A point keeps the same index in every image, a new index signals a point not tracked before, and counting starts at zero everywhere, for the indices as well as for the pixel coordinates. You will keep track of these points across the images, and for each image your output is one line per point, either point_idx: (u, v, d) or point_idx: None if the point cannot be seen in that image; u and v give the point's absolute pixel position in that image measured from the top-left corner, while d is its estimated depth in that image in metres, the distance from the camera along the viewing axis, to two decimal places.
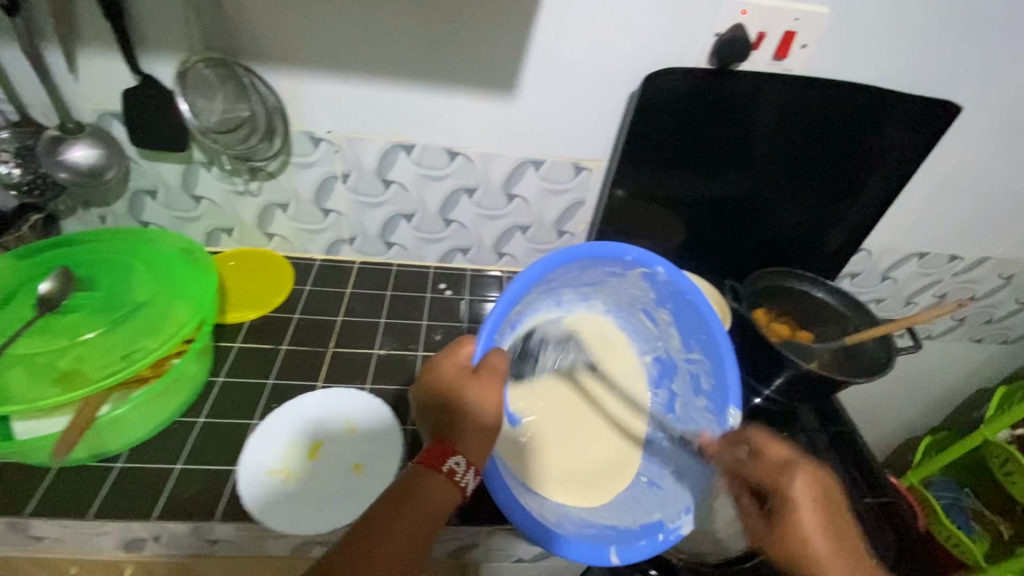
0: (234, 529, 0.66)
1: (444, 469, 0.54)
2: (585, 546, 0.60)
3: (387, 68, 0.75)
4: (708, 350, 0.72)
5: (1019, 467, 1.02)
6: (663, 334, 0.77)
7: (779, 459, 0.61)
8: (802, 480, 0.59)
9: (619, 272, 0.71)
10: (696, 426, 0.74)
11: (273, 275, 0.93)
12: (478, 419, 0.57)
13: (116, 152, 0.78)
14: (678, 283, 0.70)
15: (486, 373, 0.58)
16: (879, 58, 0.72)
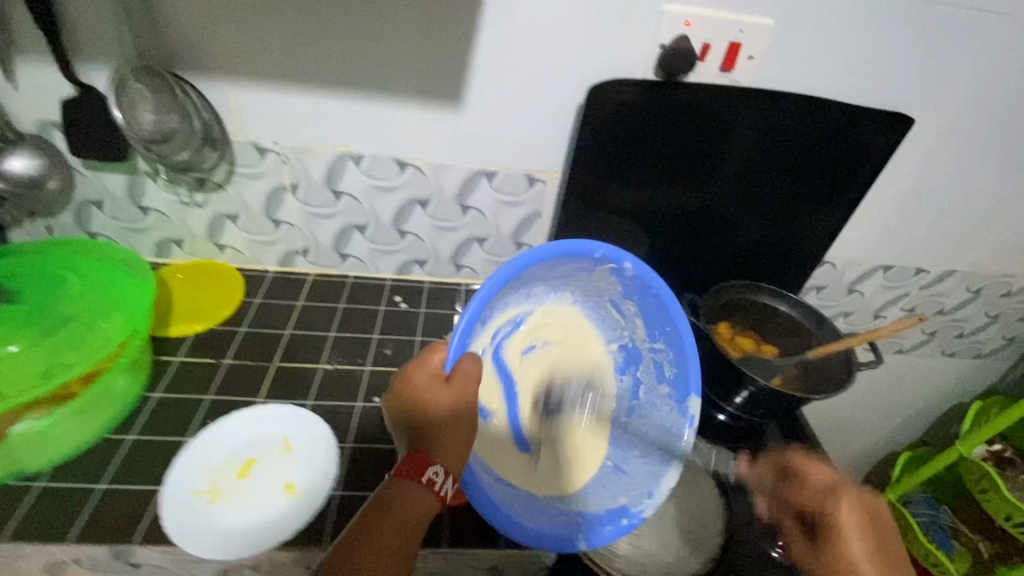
0: (158, 554, 0.60)
1: (421, 479, 0.53)
2: (553, 535, 0.60)
3: (328, 79, 0.71)
4: (671, 342, 0.71)
5: (993, 484, 1.12)
6: (629, 325, 0.73)
7: (822, 484, 0.64)
8: (845, 501, 0.61)
9: (588, 269, 0.67)
10: (668, 420, 0.72)
11: (221, 289, 0.88)
12: (450, 423, 0.54)
13: (57, 162, 0.76)
14: (646, 279, 0.67)
15: (459, 378, 0.54)
16: (819, 73, 0.73)
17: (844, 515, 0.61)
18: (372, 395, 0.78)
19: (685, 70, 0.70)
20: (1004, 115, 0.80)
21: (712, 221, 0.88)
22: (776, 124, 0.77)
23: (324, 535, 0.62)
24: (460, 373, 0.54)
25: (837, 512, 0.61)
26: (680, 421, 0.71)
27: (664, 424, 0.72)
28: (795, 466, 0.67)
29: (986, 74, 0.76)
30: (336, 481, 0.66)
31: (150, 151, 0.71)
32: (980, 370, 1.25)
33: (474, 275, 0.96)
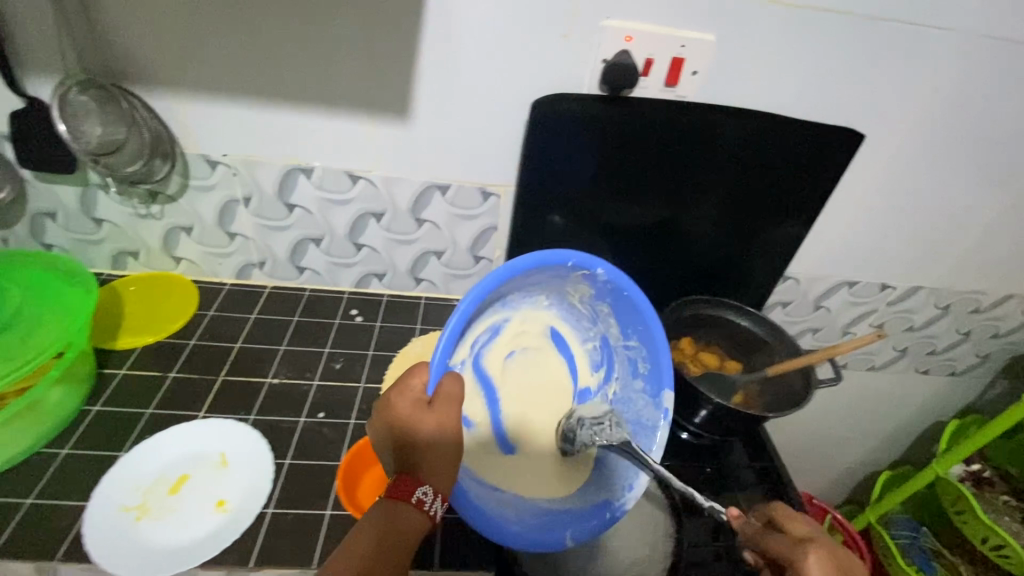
0: (80, 570, 0.59)
1: (411, 500, 0.52)
2: (541, 535, 0.59)
3: (273, 92, 0.72)
4: (644, 340, 0.68)
5: (968, 505, 1.07)
6: (603, 326, 0.70)
7: (799, 537, 0.56)
8: (815, 559, 0.53)
9: (559, 277, 0.65)
10: (647, 415, 0.68)
11: (174, 302, 0.88)
12: (435, 445, 0.53)
13: (7, 173, 0.76)
14: (620, 284, 0.64)
15: (443, 400, 0.53)
16: (767, 89, 0.74)
17: (811, 570, 0.52)
18: (316, 410, 0.77)
19: (629, 85, 0.70)
20: (960, 130, 0.79)
21: (669, 236, 0.88)
22: (727, 140, 0.77)
23: (250, 553, 0.61)
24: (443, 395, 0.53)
25: (806, 565, 0.53)
26: (655, 414, 0.67)
27: (641, 419, 0.68)
28: (777, 518, 0.60)
29: (937, 90, 0.75)
30: (268, 498, 0.66)
31: (98, 163, 0.71)
32: (957, 388, 1.23)
33: (433, 289, 0.96)
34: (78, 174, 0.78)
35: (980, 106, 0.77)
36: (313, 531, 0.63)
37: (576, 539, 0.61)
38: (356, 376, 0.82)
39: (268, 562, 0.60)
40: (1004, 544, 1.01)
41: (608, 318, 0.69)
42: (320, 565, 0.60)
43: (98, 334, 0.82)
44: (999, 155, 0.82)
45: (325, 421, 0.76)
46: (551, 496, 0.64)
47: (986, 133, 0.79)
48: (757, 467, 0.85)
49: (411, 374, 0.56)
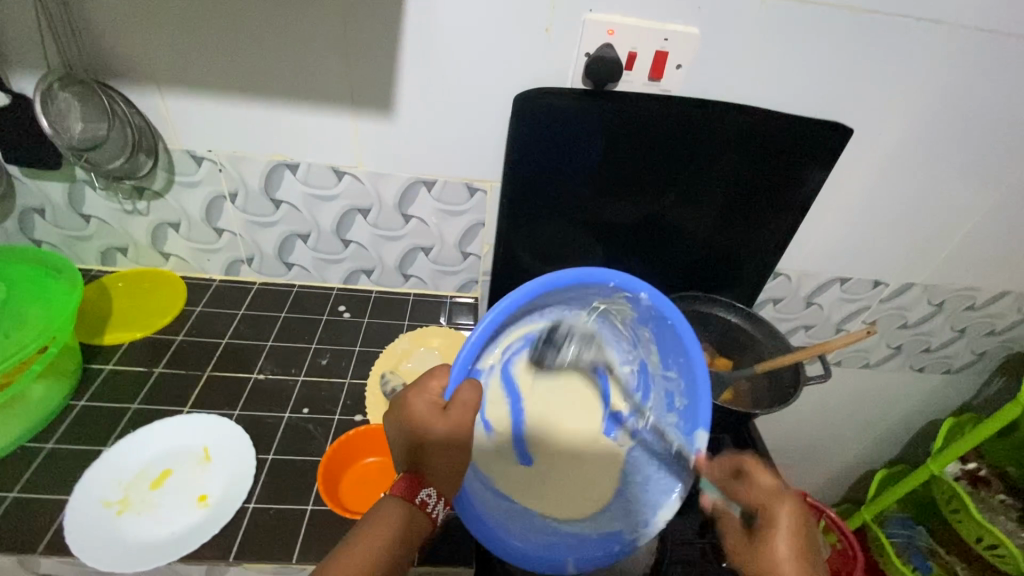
0: (61, 563, 0.59)
1: (415, 500, 0.53)
2: (541, 557, 0.57)
3: (256, 88, 0.72)
4: (686, 374, 0.62)
5: (963, 504, 1.06)
6: (645, 353, 0.66)
7: (768, 488, 0.59)
8: (790, 510, 0.57)
9: (602, 295, 0.62)
10: (674, 451, 0.62)
11: (162, 297, 0.88)
12: (444, 449, 0.52)
13: None
14: (668, 312, 0.60)
15: (457, 408, 0.52)
16: (752, 83, 0.73)
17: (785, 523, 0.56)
18: (301, 406, 0.77)
19: (613, 79, 0.70)
20: (952, 124, 0.78)
21: (657, 232, 0.87)
22: (714, 134, 0.76)
23: (230, 548, 0.61)
24: (457, 403, 0.52)
25: (779, 517, 0.57)
26: (683, 451, 0.62)
27: (668, 453, 0.63)
28: (748, 469, 0.62)
29: (927, 83, 0.74)
30: (250, 492, 0.66)
31: (81, 159, 0.72)
32: (953, 386, 1.22)
33: (422, 285, 0.95)
34: (64, 170, 0.78)
35: (971, 100, 0.76)
36: (294, 526, 0.63)
37: (578, 566, 0.58)
38: (342, 372, 0.83)
39: (248, 556, 0.60)
40: (998, 543, 1.00)
41: (651, 346, 0.65)
42: (300, 559, 0.61)
43: (86, 330, 0.83)
44: (991, 149, 0.81)
45: (309, 417, 0.76)
46: (560, 519, 0.60)
47: (978, 127, 0.78)
48: None
49: (432, 375, 0.55)
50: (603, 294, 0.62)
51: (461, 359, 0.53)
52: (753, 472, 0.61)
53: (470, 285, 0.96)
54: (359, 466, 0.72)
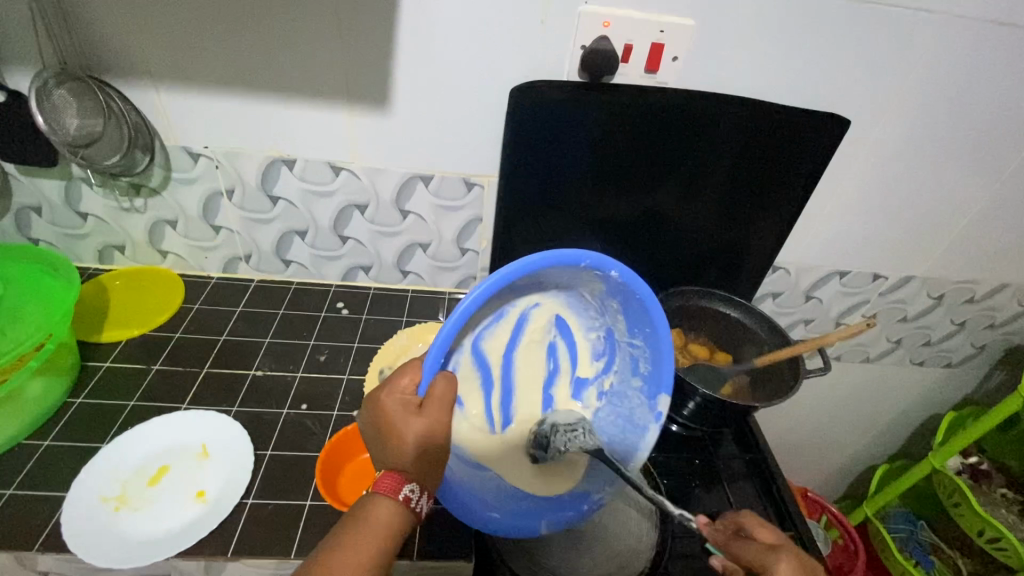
0: (58, 561, 0.59)
1: (397, 496, 0.51)
2: (519, 526, 0.59)
3: (252, 83, 0.72)
4: (652, 343, 0.60)
5: (964, 498, 1.05)
6: (610, 319, 0.62)
7: (767, 544, 0.55)
8: (788, 563, 0.52)
9: (569, 274, 0.56)
10: (640, 417, 0.64)
11: (161, 295, 0.88)
12: (422, 445, 0.51)
13: None
14: (637, 287, 0.56)
15: (433, 402, 0.51)
16: (749, 74, 0.73)
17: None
18: (299, 402, 0.77)
19: (609, 71, 0.70)
20: (950, 115, 0.78)
21: (656, 227, 0.87)
22: (711, 128, 0.76)
23: (229, 543, 0.61)
24: (432, 396, 0.51)
25: (779, 572, 0.51)
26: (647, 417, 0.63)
27: (632, 418, 0.64)
28: (747, 527, 0.59)
29: (924, 74, 0.74)
30: (248, 488, 0.66)
31: (78, 155, 0.71)
32: (954, 380, 1.21)
33: (421, 281, 0.95)
34: (60, 168, 0.78)
35: (969, 91, 0.75)
36: (292, 521, 0.63)
37: (551, 527, 0.61)
38: (341, 368, 0.82)
39: (246, 551, 0.60)
40: (999, 536, 1.00)
41: (617, 313, 0.61)
42: (298, 554, 0.60)
43: (83, 328, 0.82)
44: (990, 140, 0.81)
45: (308, 413, 0.75)
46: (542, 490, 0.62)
47: (976, 118, 0.78)
48: (746, 458, 0.83)
49: (402, 373, 0.54)
50: (568, 272, 0.56)
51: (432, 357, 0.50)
52: (750, 530, 0.59)
53: (468, 281, 0.95)
54: (358, 461, 0.72)
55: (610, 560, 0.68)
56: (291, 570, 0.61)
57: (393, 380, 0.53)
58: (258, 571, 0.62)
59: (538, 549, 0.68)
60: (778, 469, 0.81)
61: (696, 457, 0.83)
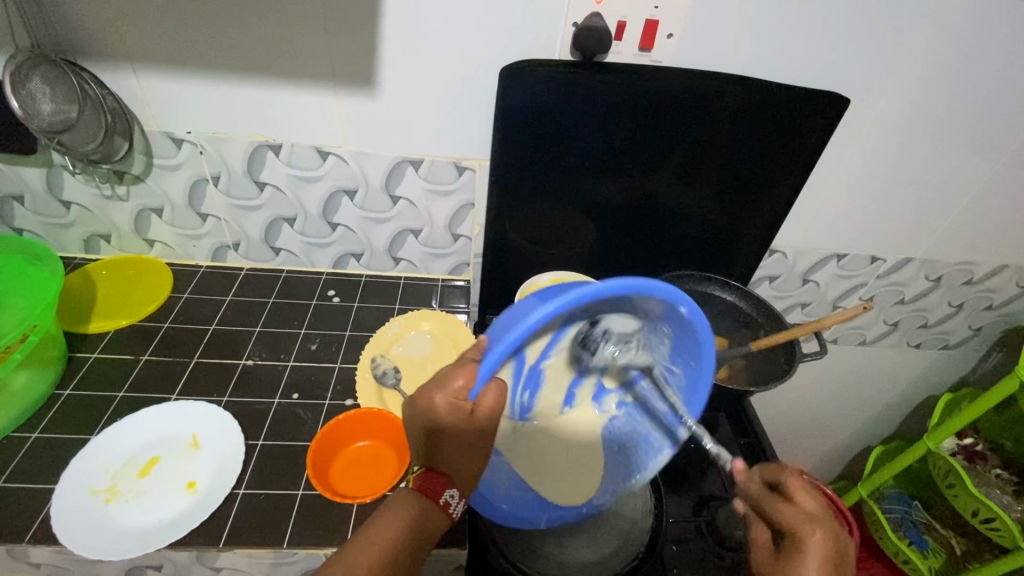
0: (49, 553, 0.59)
1: (438, 500, 0.56)
2: (520, 513, 0.62)
3: (234, 65, 0.70)
4: (693, 376, 0.58)
5: (959, 479, 1.05)
6: (655, 341, 0.59)
7: (809, 511, 0.52)
8: (822, 539, 0.49)
9: (635, 301, 0.51)
10: (658, 438, 0.63)
11: (149, 284, 0.87)
12: (465, 447, 0.52)
13: None
14: (701, 328, 0.53)
15: (482, 411, 0.49)
16: (746, 52, 0.71)
17: (815, 547, 0.49)
18: (291, 391, 0.76)
19: (602, 51, 0.67)
20: (951, 92, 0.76)
21: (651, 211, 0.85)
22: (707, 108, 0.74)
23: (221, 533, 0.60)
24: (485, 407, 0.48)
25: (813, 540, 0.49)
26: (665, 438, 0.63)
27: (648, 437, 0.64)
28: (788, 486, 0.55)
29: (926, 50, 0.71)
30: (239, 479, 0.65)
31: (55, 142, 0.70)
32: (951, 362, 1.21)
33: (413, 268, 0.94)
34: (40, 155, 0.76)
35: (971, 68, 0.73)
36: (285, 511, 0.63)
37: (551, 520, 0.64)
38: (333, 357, 0.82)
39: (238, 541, 0.60)
40: (993, 517, 1.00)
41: (665, 338, 0.58)
42: (291, 544, 0.60)
43: (70, 319, 0.81)
44: (991, 119, 0.79)
45: (299, 402, 0.75)
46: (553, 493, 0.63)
47: (977, 97, 0.76)
48: (741, 442, 0.83)
49: (458, 372, 0.50)
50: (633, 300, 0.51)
51: (488, 361, 0.47)
52: (791, 490, 0.54)
53: (462, 267, 0.94)
54: (349, 450, 0.71)
55: (609, 542, 0.68)
56: (285, 559, 0.61)
57: (447, 378, 0.49)
58: (251, 560, 0.61)
59: (533, 535, 0.67)
60: (772, 450, 0.80)
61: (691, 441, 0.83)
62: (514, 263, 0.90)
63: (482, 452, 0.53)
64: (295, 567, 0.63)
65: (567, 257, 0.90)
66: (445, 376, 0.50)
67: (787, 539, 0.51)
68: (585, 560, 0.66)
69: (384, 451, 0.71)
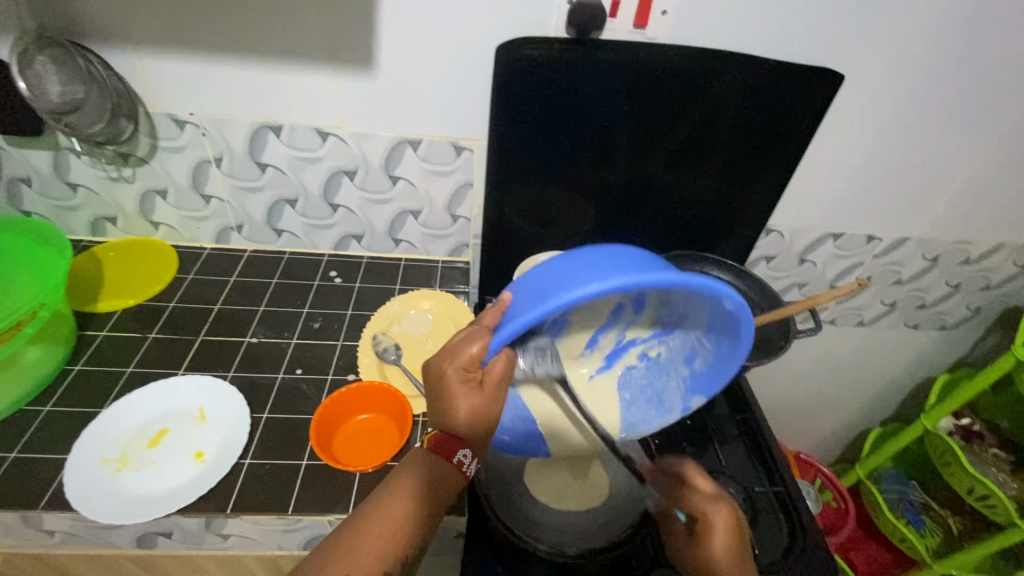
0: (63, 519, 0.61)
1: (451, 460, 0.57)
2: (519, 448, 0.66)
3: (236, 46, 0.71)
4: (722, 357, 0.57)
5: (955, 457, 1.06)
6: (691, 314, 0.56)
7: (707, 492, 0.59)
8: (725, 514, 0.57)
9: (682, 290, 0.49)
10: (670, 401, 0.64)
11: (155, 265, 0.89)
12: (475, 419, 0.52)
13: None
14: (744, 321, 0.50)
15: (490, 381, 0.50)
16: (739, 27, 0.71)
17: (720, 523, 0.56)
18: (294, 367, 0.78)
19: (598, 27, 0.69)
20: (948, 67, 0.76)
21: (648, 191, 0.86)
22: (702, 87, 0.75)
23: (228, 501, 0.63)
24: (493, 378, 0.50)
25: (716, 521, 0.56)
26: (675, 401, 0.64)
27: (661, 397, 0.65)
28: (686, 474, 0.61)
29: (919, 26, 0.72)
30: (245, 449, 0.67)
31: (62, 123, 0.70)
32: (949, 343, 1.21)
33: (413, 249, 0.96)
34: (47, 138, 0.77)
35: (965, 45, 0.74)
36: (289, 479, 0.65)
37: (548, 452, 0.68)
38: (335, 335, 0.83)
39: (245, 508, 0.62)
40: (989, 494, 1.00)
41: (702, 317, 0.55)
42: (296, 510, 0.62)
43: (79, 298, 0.83)
44: (987, 96, 0.79)
45: (302, 377, 0.77)
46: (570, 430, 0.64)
47: (974, 71, 0.76)
48: (736, 418, 0.84)
49: (469, 340, 0.51)
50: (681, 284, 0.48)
51: (502, 333, 0.47)
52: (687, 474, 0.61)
53: (461, 249, 0.96)
54: (351, 424, 0.73)
55: (603, 511, 0.69)
56: (289, 525, 0.63)
57: (457, 347, 0.51)
58: (259, 527, 0.64)
59: (530, 503, 0.69)
60: (766, 426, 0.82)
61: (688, 417, 0.84)
62: (513, 243, 0.91)
63: (491, 422, 0.53)
64: (302, 534, 0.65)
65: (566, 237, 0.91)
66: (457, 345, 0.51)
67: (696, 523, 0.57)
68: (582, 529, 0.67)
69: (386, 424, 0.73)
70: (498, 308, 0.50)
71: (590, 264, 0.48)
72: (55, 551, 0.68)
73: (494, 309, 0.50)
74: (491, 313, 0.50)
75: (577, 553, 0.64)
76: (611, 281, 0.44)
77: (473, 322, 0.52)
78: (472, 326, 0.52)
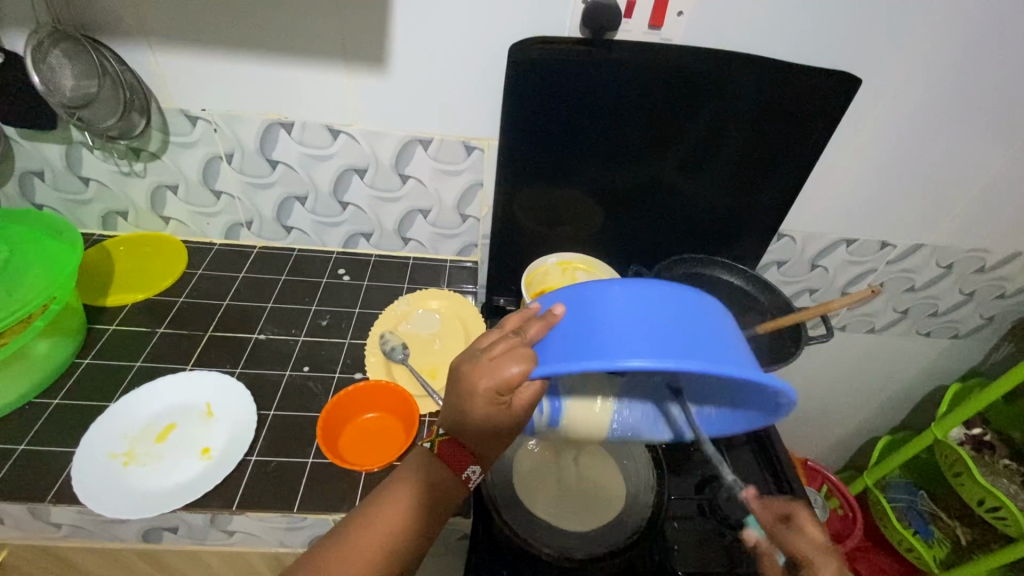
0: (69, 512, 0.61)
1: (459, 475, 0.55)
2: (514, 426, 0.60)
3: (249, 42, 0.71)
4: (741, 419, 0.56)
5: (966, 467, 1.04)
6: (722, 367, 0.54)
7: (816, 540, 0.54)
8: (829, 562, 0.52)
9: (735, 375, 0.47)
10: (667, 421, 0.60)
11: (166, 259, 0.89)
12: (494, 436, 0.51)
13: None
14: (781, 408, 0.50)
15: (518, 406, 0.49)
16: (754, 30, 0.71)
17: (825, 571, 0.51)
18: (301, 364, 0.78)
19: (612, 28, 0.68)
20: (964, 73, 0.74)
21: (658, 194, 0.86)
22: (714, 89, 0.74)
23: (233, 497, 0.62)
24: (523, 402, 0.49)
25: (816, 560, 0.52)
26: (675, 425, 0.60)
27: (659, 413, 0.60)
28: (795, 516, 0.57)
29: (938, 31, 0.71)
30: (251, 446, 0.67)
31: (75, 117, 0.71)
32: (961, 351, 1.20)
33: (422, 249, 0.95)
34: (59, 132, 0.78)
35: (985, 49, 0.72)
36: (294, 478, 0.65)
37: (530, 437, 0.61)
38: (342, 333, 0.83)
39: (250, 505, 0.62)
40: (999, 505, 0.98)
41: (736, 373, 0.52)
42: (301, 509, 0.62)
43: (90, 292, 0.84)
44: (1006, 101, 0.78)
45: (310, 374, 0.77)
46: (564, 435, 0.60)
47: (995, 76, 0.75)
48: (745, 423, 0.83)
49: (509, 359, 0.49)
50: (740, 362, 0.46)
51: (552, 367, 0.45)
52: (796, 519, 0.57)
53: (469, 248, 0.95)
54: (357, 422, 0.72)
55: (609, 518, 0.68)
56: (294, 523, 0.63)
57: (499, 364, 0.49)
58: (263, 524, 0.64)
59: (529, 508, 0.68)
60: (776, 430, 0.81)
61: None
62: (522, 244, 0.90)
63: (511, 439, 0.53)
64: (306, 532, 0.65)
65: (575, 238, 0.90)
66: (495, 360, 0.49)
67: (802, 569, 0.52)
68: (589, 533, 0.66)
69: (392, 424, 0.72)
70: (546, 322, 0.51)
71: (651, 323, 0.46)
72: (61, 544, 0.69)
73: (542, 323, 0.51)
74: (538, 327, 0.51)
75: (583, 558, 0.64)
76: (668, 362, 0.42)
77: (517, 333, 0.51)
78: (514, 341, 0.50)
